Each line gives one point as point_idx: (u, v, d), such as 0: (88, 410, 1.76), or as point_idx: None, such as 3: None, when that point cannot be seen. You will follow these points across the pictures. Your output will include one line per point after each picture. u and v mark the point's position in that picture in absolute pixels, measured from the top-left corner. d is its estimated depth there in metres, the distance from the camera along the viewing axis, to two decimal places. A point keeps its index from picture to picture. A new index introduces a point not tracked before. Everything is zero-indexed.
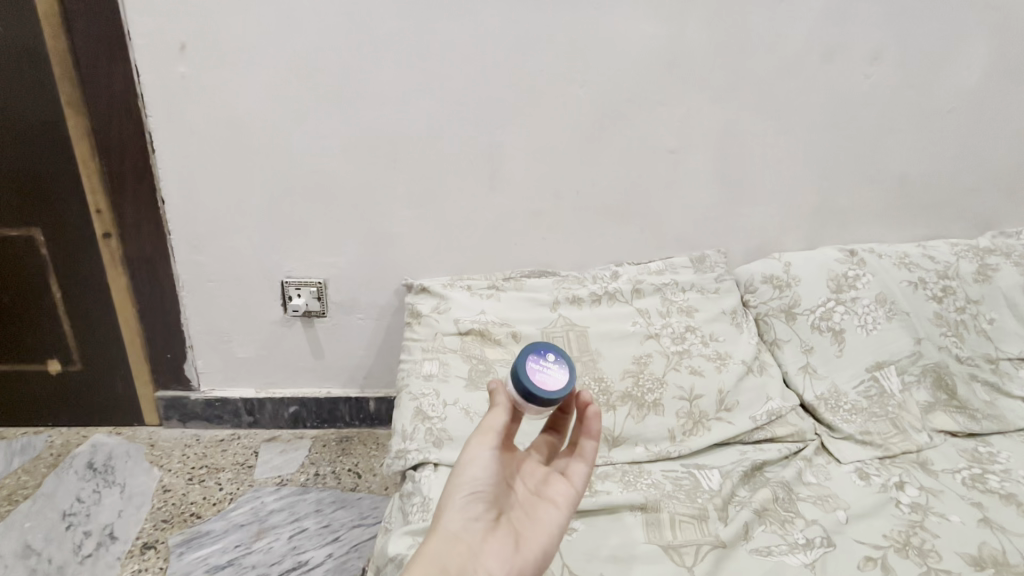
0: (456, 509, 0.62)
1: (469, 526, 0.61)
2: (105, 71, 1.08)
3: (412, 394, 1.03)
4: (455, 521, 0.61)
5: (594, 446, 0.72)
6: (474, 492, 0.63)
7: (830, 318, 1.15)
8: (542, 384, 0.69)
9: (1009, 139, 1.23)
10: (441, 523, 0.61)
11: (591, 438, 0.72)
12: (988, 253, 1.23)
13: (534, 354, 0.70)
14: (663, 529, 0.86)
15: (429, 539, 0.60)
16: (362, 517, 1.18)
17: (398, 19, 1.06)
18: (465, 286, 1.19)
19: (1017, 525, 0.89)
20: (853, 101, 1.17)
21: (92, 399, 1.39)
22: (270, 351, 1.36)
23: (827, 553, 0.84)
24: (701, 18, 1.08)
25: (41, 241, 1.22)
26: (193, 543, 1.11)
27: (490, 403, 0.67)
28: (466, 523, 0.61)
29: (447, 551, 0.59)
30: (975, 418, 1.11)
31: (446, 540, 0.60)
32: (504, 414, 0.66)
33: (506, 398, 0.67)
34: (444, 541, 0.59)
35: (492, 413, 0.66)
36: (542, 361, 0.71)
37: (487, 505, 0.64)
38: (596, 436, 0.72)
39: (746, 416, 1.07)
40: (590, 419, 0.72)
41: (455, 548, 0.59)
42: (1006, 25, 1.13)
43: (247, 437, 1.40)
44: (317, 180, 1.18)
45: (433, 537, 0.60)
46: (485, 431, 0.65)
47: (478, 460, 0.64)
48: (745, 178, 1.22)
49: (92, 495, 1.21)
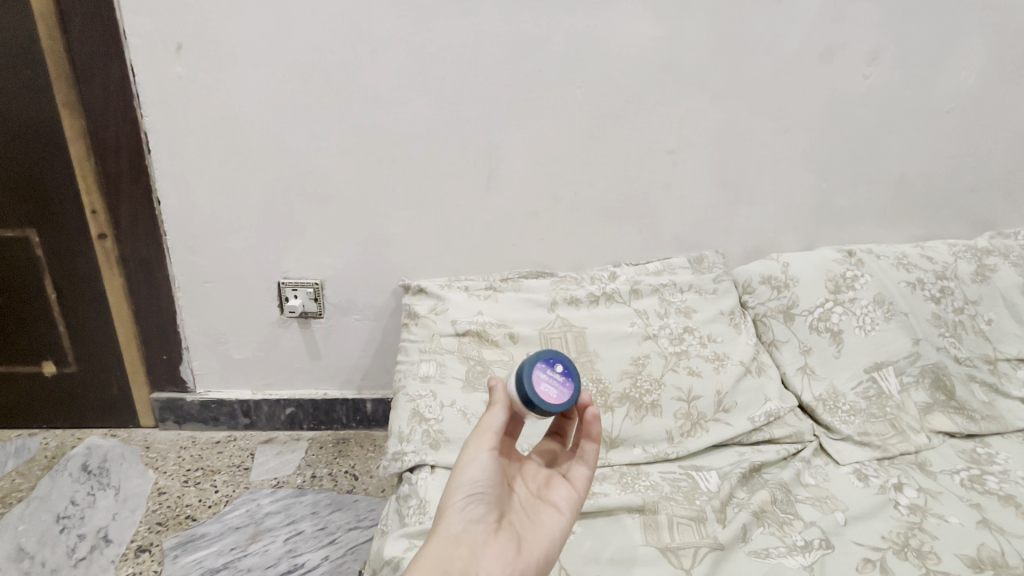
0: (456, 510, 0.62)
1: (469, 527, 0.61)
2: (100, 71, 1.08)
3: (408, 396, 1.03)
4: (456, 523, 0.61)
5: (595, 447, 0.72)
6: (472, 492, 0.63)
7: (828, 319, 1.14)
8: (546, 396, 0.68)
9: (1007, 139, 1.23)
10: (443, 525, 0.60)
11: (592, 439, 0.72)
12: (986, 253, 1.23)
13: (543, 361, 0.70)
14: (660, 531, 0.86)
15: (430, 541, 0.59)
16: (359, 519, 1.18)
17: (395, 18, 1.05)
18: (462, 287, 1.18)
19: (1015, 527, 0.89)
20: (851, 102, 1.16)
21: (87, 401, 1.38)
22: (267, 353, 1.35)
23: (826, 555, 0.84)
24: (699, 18, 1.08)
25: (36, 242, 1.22)
26: (188, 546, 1.10)
27: (489, 402, 0.68)
28: (466, 525, 0.61)
29: (448, 553, 0.58)
30: (973, 419, 1.11)
31: (446, 541, 0.59)
32: (502, 412, 0.67)
33: (506, 394, 0.68)
34: (445, 542, 0.59)
35: (490, 412, 0.67)
36: (548, 370, 0.70)
37: (487, 507, 0.63)
38: (596, 438, 0.72)
39: (744, 417, 1.06)
40: (590, 422, 0.72)
41: (455, 550, 0.59)
42: (1004, 25, 1.13)
43: (243, 439, 1.40)
44: (314, 180, 1.18)
45: (433, 539, 0.59)
46: (485, 431, 0.66)
47: (477, 458, 0.64)
48: (743, 178, 1.22)
49: (87, 498, 1.21)
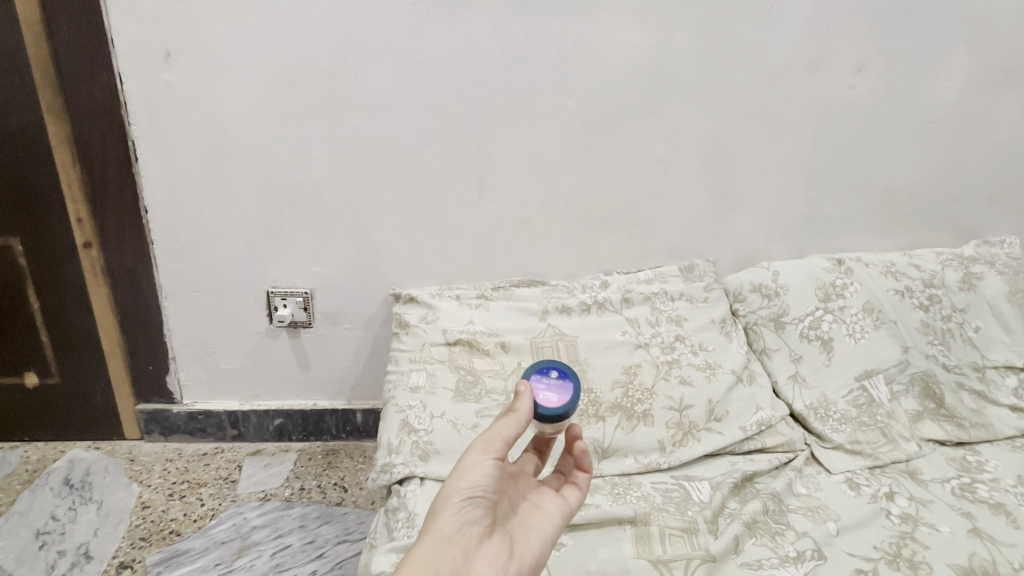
0: (452, 510, 0.60)
1: (466, 529, 0.60)
2: (88, 78, 1.07)
3: (398, 406, 1.02)
4: (450, 523, 0.59)
5: (587, 476, 0.72)
6: (471, 496, 0.61)
7: (819, 327, 1.15)
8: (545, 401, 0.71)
9: (991, 149, 1.24)
10: (435, 527, 0.59)
11: (583, 469, 0.72)
12: (972, 261, 1.24)
13: (537, 371, 0.74)
14: (652, 543, 0.85)
15: (422, 540, 0.58)
16: (347, 532, 1.16)
17: (386, 27, 1.05)
18: (454, 296, 1.18)
19: (1007, 536, 0.88)
20: (838, 112, 1.18)
21: (70, 413, 1.35)
22: (255, 362, 1.34)
23: (818, 566, 0.83)
24: (688, 28, 1.09)
25: (19, 251, 1.20)
26: (172, 562, 1.08)
27: (509, 411, 0.66)
28: (462, 526, 0.60)
29: (441, 553, 0.57)
30: (963, 427, 1.11)
31: (440, 541, 0.58)
32: (516, 424, 0.65)
33: (528, 405, 0.67)
34: (439, 542, 0.58)
35: (505, 420, 0.65)
36: (544, 379, 0.73)
37: (486, 510, 0.62)
38: (588, 468, 0.72)
39: (736, 426, 1.06)
40: (579, 455, 0.71)
41: (450, 550, 0.57)
42: (987, 38, 1.15)
43: (230, 451, 1.37)
44: (304, 189, 1.17)
45: (427, 537, 0.58)
46: (491, 438, 0.64)
47: (481, 462, 0.62)
48: (733, 187, 1.22)
49: (68, 513, 1.18)
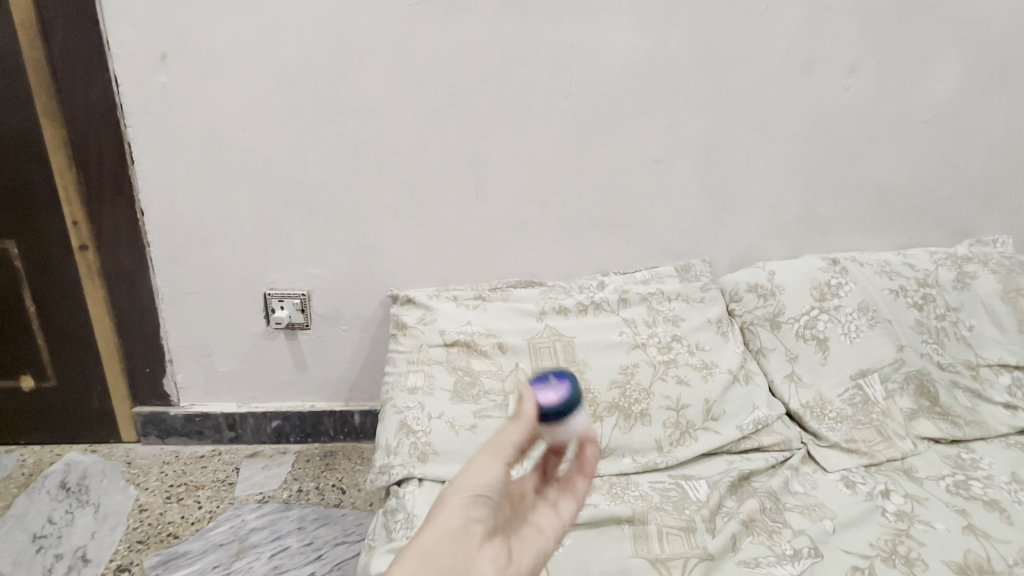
0: (460, 506, 0.58)
1: (468, 527, 0.59)
2: (84, 81, 1.06)
3: (396, 408, 1.02)
4: (455, 519, 0.58)
5: (586, 487, 0.71)
6: (480, 496, 0.60)
7: (814, 326, 1.15)
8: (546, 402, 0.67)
9: (983, 149, 1.25)
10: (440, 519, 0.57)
11: (584, 479, 0.71)
12: (965, 260, 1.25)
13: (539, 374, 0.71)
14: (650, 542, 0.85)
15: (424, 531, 0.56)
16: (346, 534, 1.16)
17: (383, 30, 1.06)
18: (452, 297, 1.18)
19: (1001, 532, 0.89)
20: (832, 113, 1.19)
21: (66, 417, 1.35)
22: (253, 364, 1.33)
23: (815, 563, 0.84)
24: (683, 30, 1.10)
25: (15, 254, 1.19)
26: (170, 565, 1.07)
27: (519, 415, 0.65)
28: (466, 523, 0.58)
29: (444, 547, 0.56)
30: (957, 424, 1.12)
31: (444, 535, 0.56)
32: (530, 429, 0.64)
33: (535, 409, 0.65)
34: (443, 536, 0.56)
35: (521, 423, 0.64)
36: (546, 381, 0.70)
37: (490, 513, 0.61)
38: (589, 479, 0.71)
39: (732, 426, 1.07)
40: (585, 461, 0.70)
41: (452, 546, 0.56)
42: (979, 39, 1.16)
43: (228, 453, 1.37)
44: (301, 191, 1.17)
45: (431, 529, 0.56)
46: (507, 439, 0.62)
47: (493, 463, 0.61)
48: (728, 187, 1.23)
49: (64, 516, 1.17)
